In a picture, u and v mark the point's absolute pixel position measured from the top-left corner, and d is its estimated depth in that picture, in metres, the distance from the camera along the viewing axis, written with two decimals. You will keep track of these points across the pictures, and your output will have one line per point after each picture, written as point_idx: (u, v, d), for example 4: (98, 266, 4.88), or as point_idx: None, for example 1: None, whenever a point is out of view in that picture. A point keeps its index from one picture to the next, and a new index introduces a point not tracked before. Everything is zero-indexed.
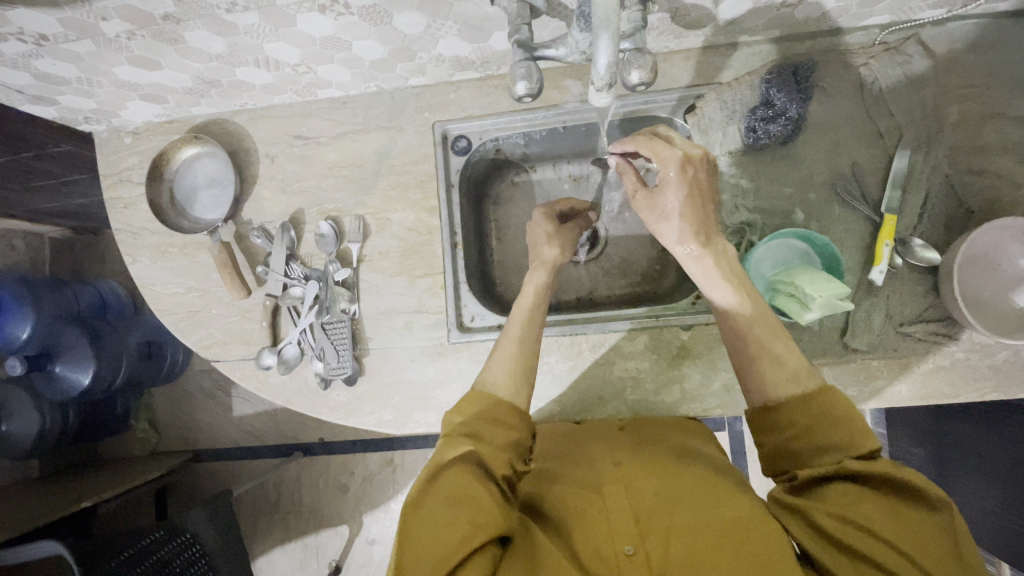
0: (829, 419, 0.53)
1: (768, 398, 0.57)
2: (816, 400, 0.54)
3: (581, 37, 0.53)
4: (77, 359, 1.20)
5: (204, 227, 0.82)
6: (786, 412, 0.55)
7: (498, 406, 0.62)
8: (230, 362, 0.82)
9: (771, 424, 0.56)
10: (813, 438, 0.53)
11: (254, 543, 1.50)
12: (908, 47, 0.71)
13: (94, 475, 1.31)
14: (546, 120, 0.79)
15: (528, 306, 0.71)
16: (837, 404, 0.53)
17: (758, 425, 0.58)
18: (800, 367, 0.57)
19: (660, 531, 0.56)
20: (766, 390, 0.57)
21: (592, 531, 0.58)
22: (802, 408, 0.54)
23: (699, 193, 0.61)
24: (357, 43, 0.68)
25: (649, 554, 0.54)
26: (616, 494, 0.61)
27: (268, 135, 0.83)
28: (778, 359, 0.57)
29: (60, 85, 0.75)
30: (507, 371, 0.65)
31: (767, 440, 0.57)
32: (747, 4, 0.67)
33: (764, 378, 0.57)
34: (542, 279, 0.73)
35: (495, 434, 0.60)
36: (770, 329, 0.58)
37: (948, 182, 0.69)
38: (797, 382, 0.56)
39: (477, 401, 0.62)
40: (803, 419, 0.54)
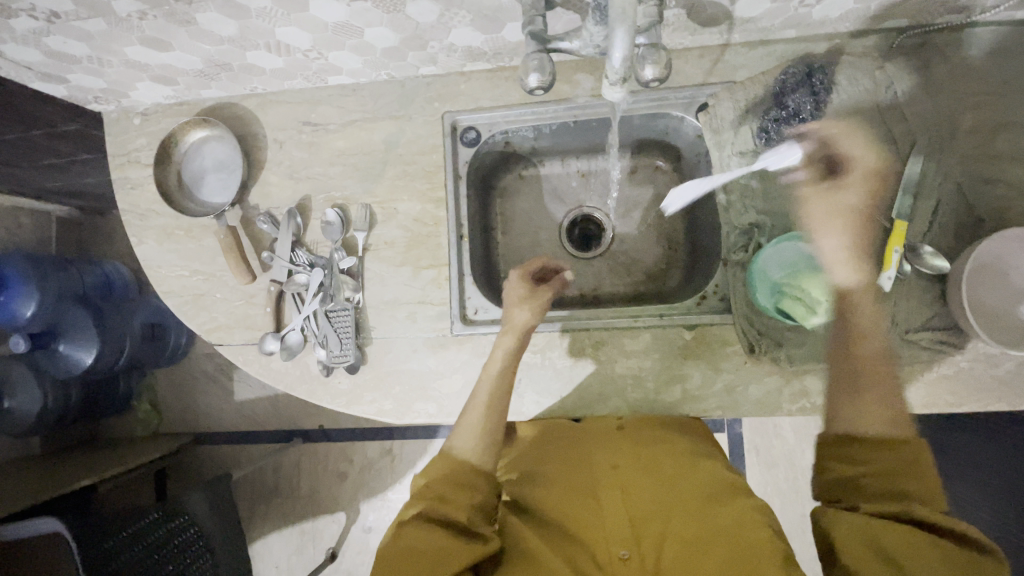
0: (910, 468, 0.55)
1: (858, 430, 0.59)
2: (900, 447, 0.56)
3: (595, 31, 0.53)
4: (80, 338, 1.23)
5: (211, 211, 0.83)
6: (874, 447, 0.57)
7: (461, 471, 0.66)
8: (233, 346, 0.82)
9: (854, 456, 0.58)
10: (887, 480, 0.55)
11: (252, 527, 1.51)
12: (924, 53, 0.71)
13: (94, 454, 1.32)
14: (555, 114, 0.79)
15: (495, 372, 0.70)
16: (921, 457, 0.55)
17: (832, 448, 0.60)
18: (896, 411, 0.59)
19: (652, 536, 0.64)
20: (859, 422, 0.59)
21: (591, 536, 0.65)
22: (882, 450, 0.56)
23: (867, 208, 0.66)
24: (368, 30, 0.68)
25: (642, 559, 0.62)
26: (613, 500, 0.68)
27: (277, 121, 0.83)
28: (880, 402, 0.59)
29: (70, 63, 0.75)
30: (473, 432, 0.68)
31: (838, 468, 0.59)
32: (764, 3, 0.66)
33: (861, 410, 0.59)
34: (511, 344, 0.72)
35: (457, 497, 0.64)
36: (875, 368, 0.60)
37: (960, 190, 0.69)
38: (891, 421, 0.58)
39: (443, 470, 0.67)
40: (890, 460, 0.56)
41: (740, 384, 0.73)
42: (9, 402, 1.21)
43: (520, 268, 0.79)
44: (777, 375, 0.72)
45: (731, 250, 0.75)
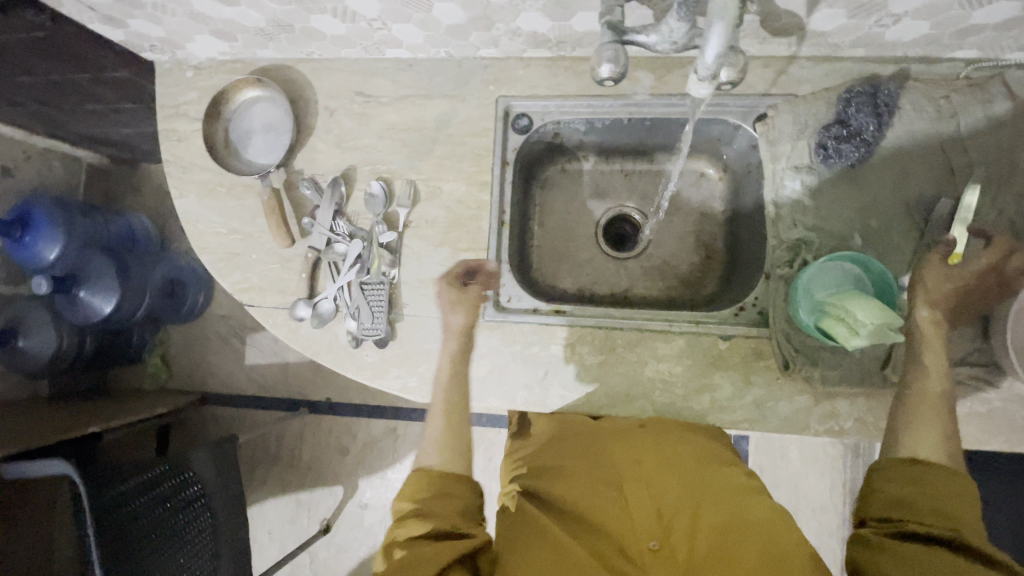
0: (964, 498, 0.55)
1: (915, 454, 0.59)
2: (958, 479, 0.56)
3: (677, 27, 0.52)
4: (104, 286, 1.22)
5: (256, 171, 0.82)
6: (931, 470, 0.57)
7: (436, 484, 0.67)
8: (263, 309, 0.82)
9: (905, 475, 0.58)
10: (939, 503, 0.55)
11: (249, 492, 1.52)
12: (993, 85, 0.69)
13: (103, 403, 1.33)
14: (612, 110, 0.78)
15: (444, 380, 0.72)
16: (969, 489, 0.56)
17: (882, 470, 0.60)
18: (953, 448, 0.59)
19: (682, 530, 0.60)
20: (917, 447, 0.60)
21: (618, 526, 0.62)
22: (943, 477, 0.56)
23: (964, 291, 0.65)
24: (438, 5, 0.68)
25: (673, 551, 0.58)
26: (637, 492, 0.65)
27: (330, 88, 0.82)
28: (939, 434, 0.59)
29: (135, 8, 0.75)
30: (437, 445, 0.71)
31: (886, 485, 0.59)
32: (840, 18, 0.66)
33: (920, 436, 0.60)
34: (454, 348, 0.73)
35: (439, 508, 0.65)
36: (933, 404, 0.61)
37: (1012, 226, 0.68)
38: (948, 455, 0.59)
39: (420, 485, 0.68)
40: (944, 485, 0.56)
41: (770, 400, 0.72)
42: (23, 341, 1.21)
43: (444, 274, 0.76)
44: (807, 395, 0.72)
45: (775, 265, 0.73)
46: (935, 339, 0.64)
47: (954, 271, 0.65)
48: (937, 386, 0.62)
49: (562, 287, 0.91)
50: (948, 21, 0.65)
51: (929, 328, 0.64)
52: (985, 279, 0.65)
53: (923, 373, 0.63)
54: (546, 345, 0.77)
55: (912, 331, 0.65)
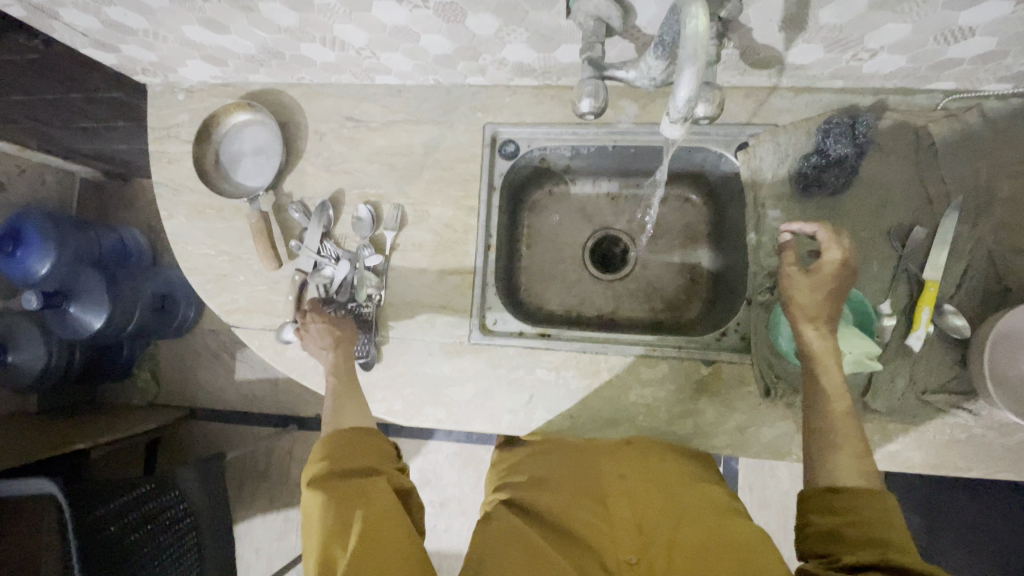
0: (888, 522, 0.55)
1: (835, 482, 0.58)
2: (878, 500, 0.56)
3: (654, 64, 0.53)
4: (93, 301, 1.21)
5: (245, 193, 0.83)
6: (853, 496, 0.56)
7: (351, 439, 0.68)
8: (250, 330, 0.82)
9: (831, 507, 0.57)
10: (866, 529, 0.54)
11: (236, 508, 1.51)
12: (969, 115, 0.70)
13: (90, 418, 1.32)
14: (596, 137, 0.79)
15: (339, 376, 0.75)
16: (893, 513, 0.55)
17: (809, 505, 0.59)
18: (868, 467, 0.59)
19: (662, 544, 0.61)
20: (835, 474, 0.59)
21: (599, 539, 0.64)
22: (864, 501, 0.56)
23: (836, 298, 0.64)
24: (425, 37, 0.69)
25: (651, 564, 0.60)
26: (621, 506, 0.67)
27: (320, 113, 0.83)
28: (854, 455, 0.59)
29: (127, 35, 0.76)
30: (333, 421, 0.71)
31: (816, 521, 0.58)
32: (818, 52, 0.68)
33: (837, 463, 0.59)
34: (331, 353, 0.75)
35: (351, 460, 0.66)
36: (841, 422, 0.60)
37: (990, 256, 0.69)
38: (864, 477, 0.58)
39: (331, 436, 0.68)
40: (864, 510, 0.55)
41: (753, 424, 0.73)
42: (13, 356, 1.21)
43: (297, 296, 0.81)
44: (790, 421, 0.72)
45: (756, 291, 0.74)
46: (827, 357, 0.63)
47: (815, 279, 0.65)
48: (841, 405, 0.61)
49: (548, 309, 0.91)
50: (923, 56, 0.66)
51: (819, 346, 0.63)
52: (844, 274, 0.65)
53: (825, 393, 0.62)
54: (531, 368, 0.77)
55: (810, 355, 0.64)
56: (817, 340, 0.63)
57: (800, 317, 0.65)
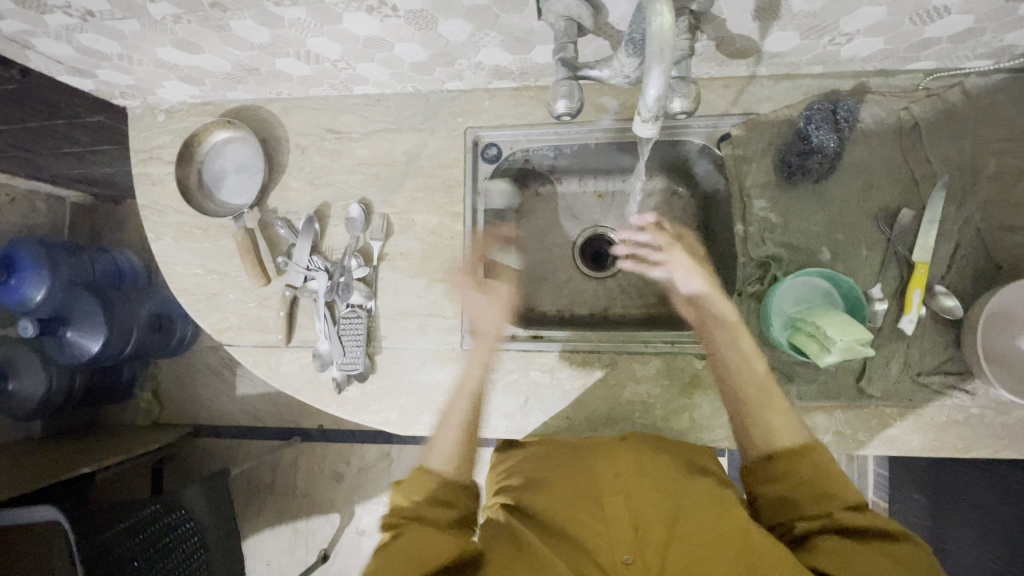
0: (825, 473, 0.63)
1: (770, 448, 0.66)
2: (812, 455, 0.64)
3: (627, 62, 0.54)
4: (91, 327, 1.21)
5: (229, 212, 0.83)
6: (791, 462, 0.64)
7: (439, 487, 0.69)
8: (243, 348, 0.82)
9: (773, 474, 0.65)
10: (811, 490, 0.62)
11: (245, 523, 1.51)
12: (951, 94, 0.70)
13: (94, 441, 1.32)
14: (578, 136, 0.79)
15: (470, 389, 0.74)
16: (827, 460, 0.64)
17: (757, 475, 0.67)
18: (796, 423, 0.66)
19: (657, 544, 0.61)
20: (770, 440, 0.66)
21: (595, 541, 0.63)
22: (800, 462, 0.64)
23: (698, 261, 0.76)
24: (399, 45, 0.69)
25: (646, 564, 0.59)
26: (617, 505, 0.66)
27: (300, 126, 0.83)
28: (782, 415, 0.66)
29: (101, 60, 0.76)
30: (451, 453, 0.72)
31: (764, 490, 0.66)
32: (794, 39, 0.67)
33: (768, 430, 0.66)
34: (483, 358, 0.76)
35: (433, 509, 0.67)
36: (755, 375, 0.68)
37: (979, 235, 0.69)
38: (795, 434, 0.66)
39: (429, 485, 0.69)
40: (803, 470, 0.63)
41: None
42: (13, 384, 1.21)
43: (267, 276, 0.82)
44: None
45: (746, 282, 0.74)
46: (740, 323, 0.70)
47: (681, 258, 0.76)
48: (760, 367, 0.68)
49: (541, 309, 0.91)
50: (900, 37, 0.66)
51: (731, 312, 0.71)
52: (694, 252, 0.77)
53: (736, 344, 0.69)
54: (525, 371, 0.77)
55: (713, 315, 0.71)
56: (725, 305, 0.71)
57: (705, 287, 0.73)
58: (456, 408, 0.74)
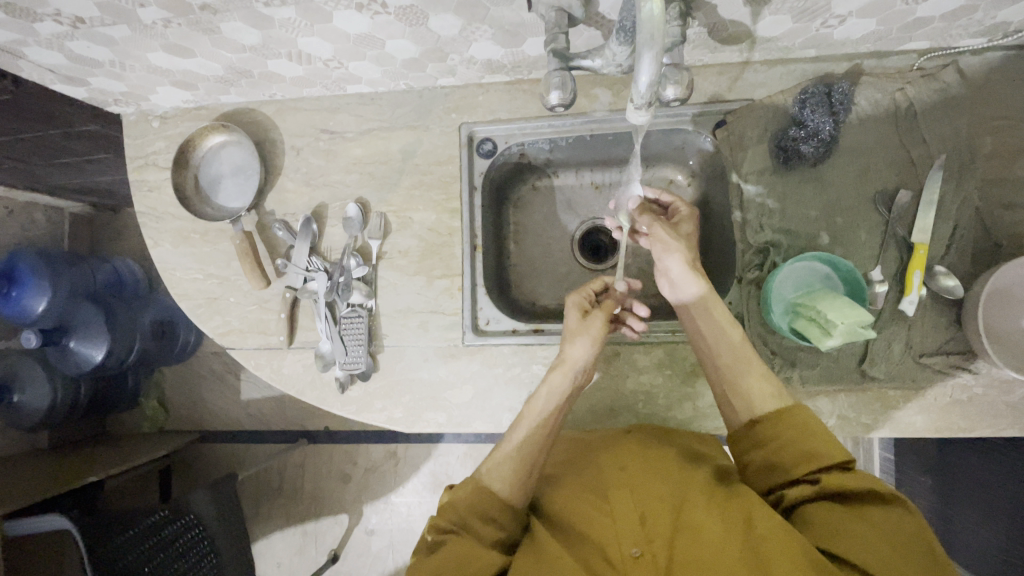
0: (811, 432, 0.60)
1: (754, 415, 0.64)
2: (794, 418, 0.61)
3: (619, 51, 0.54)
4: (93, 336, 1.22)
5: (227, 216, 0.83)
6: (769, 427, 0.62)
7: (489, 503, 0.64)
8: (245, 351, 0.82)
9: (756, 438, 0.63)
10: (795, 453, 0.59)
11: (254, 527, 1.51)
12: (946, 74, 0.70)
13: (101, 450, 1.32)
14: (573, 128, 0.79)
15: (547, 410, 0.69)
16: (812, 422, 0.61)
17: (740, 445, 0.65)
18: (777, 387, 0.65)
19: (665, 534, 0.59)
20: (752, 408, 0.64)
21: (601, 534, 0.61)
22: (781, 425, 0.61)
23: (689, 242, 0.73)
24: (390, 42, 0.69)
25: (655, 557, 0.57)
26: (623, 499, 0.64)
27: (295, 128, 0.83)
28: (760, 377, 0.65)
29: (93, 67, 0.76)
30: (510, 474, 0.66)
31: (752, 457, 0.63)
32: (786, 24, 0.67)
33: (750, 398, 0.65)
34: (561, 380, 0.70)
35: (479, 525, 0.63)
36: (732, 343, 0.67)
37: (977, 215, 0.68)
38: (775, 396, 0.64)
39: (477, 493, 0.64)
40: (786, 433, 0.60)
41: None
42: (18, 396, 1.21)
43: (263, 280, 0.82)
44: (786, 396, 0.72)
45: (746, 269, 0.74)
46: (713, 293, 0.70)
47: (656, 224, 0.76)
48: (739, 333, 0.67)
49: (542, 304, 0.91)
50: (893, 18, 0.65)
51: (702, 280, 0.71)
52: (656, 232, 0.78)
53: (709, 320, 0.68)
54: (527, 365, 0.77)
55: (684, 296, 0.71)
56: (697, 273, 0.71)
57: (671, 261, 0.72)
58: (519, 428, 0.69)
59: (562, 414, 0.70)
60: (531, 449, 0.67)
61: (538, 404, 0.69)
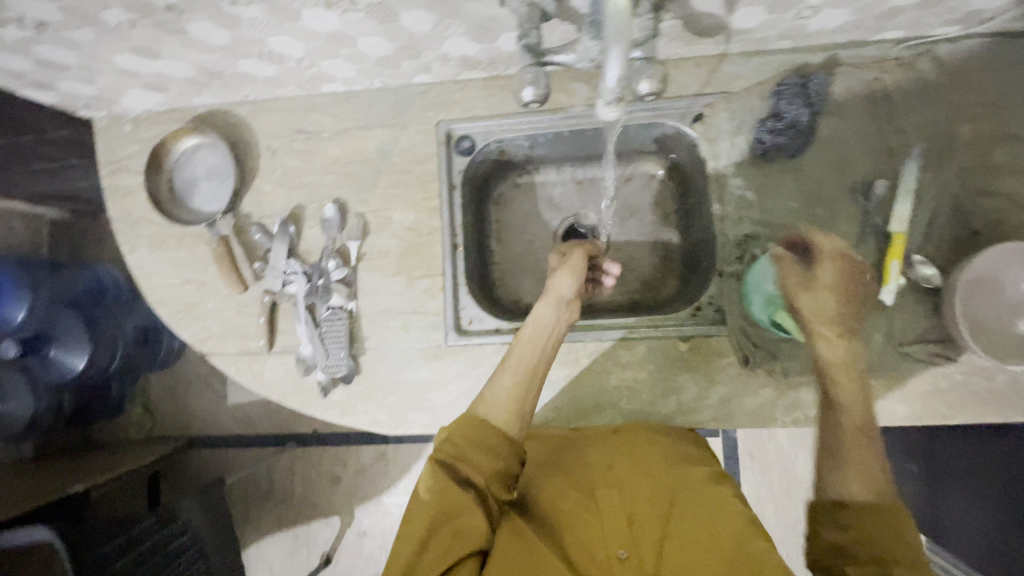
0: (901, 536, 0.53)
1: (843, 496, 0.57)
2: (889, 516, 0.54)
3: (590, 46, 0.53)
4: (74, 341, 1.20)
5: (203, 220, 0.81)
6: (860, 514, 0.55)
7: (485, 432, 0.61)
8: (225, 356, 0.81)
9: (842, 522, 0.56)
10: (876, 544, 0.53)
11: (246, 532, 1.50)
12: (921, 62, 0.70)
13: (86, 459, 1.31)
14: (552, 123, 0.79)
15: (541, 328, 0.68)
16: (904, 525, 0.54)
17: (817, 516, 0.58)
18: (881, 482, 0.58)
19: (652, 537, 0.61)
20: (843, 489, 0.58)
21: (587, 534, 0.63)
22: (875, 518, 0.54)
23: (851, 287, 0.67)
24: (362, 40, 0.68)
25: (641, 560, 0.60)
26: (610, 498, 0.66)
27: (270, 128, 0.82)
28: (862, 467, 0.58)
29: (60, 71, 0.74)
30: (506, 400, 0.64)
31: (828, 535, 0.56)
32: (761, 15, 0.67)
33: (846, 478, 0.58)
34: (551, 304, 0.70)
35: (478, 458, 0.60)
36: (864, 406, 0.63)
37: (956, 203, 0.68)
38: (877, 492, 0.56)
39: (472, 422, 0.62)
40: (877, 528, 0.54)
41: (736, 396, 0.72)
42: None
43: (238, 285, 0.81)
44: (771, 388, 0.72)
45: (726, 261, 0.75)
46: (818, 320, 0.66)
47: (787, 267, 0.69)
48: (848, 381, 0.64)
49: (526, 301, 0.91)
50: (866, 8, 0.65)
51: (812, 312, 0.66)
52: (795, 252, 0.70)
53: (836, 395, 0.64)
54: None
55: (824, 360, 0.66)
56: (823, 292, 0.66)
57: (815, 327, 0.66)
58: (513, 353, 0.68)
59: (558, 338, 0.69)
60: (521, 371, 0.66)
61: (526, 331, 0.68)
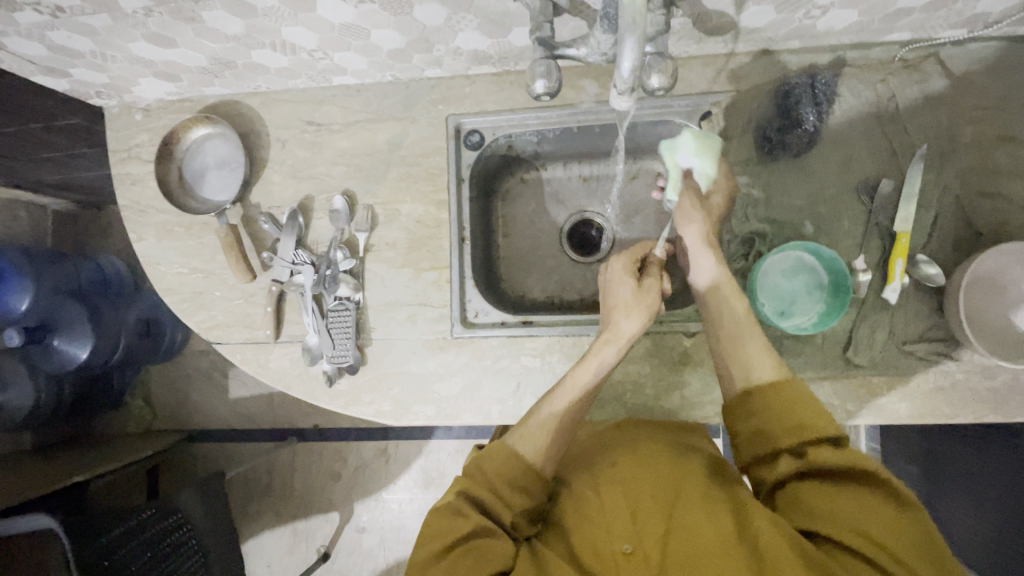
0: (804, 408, 0.58)
1: (749, 383, 0.62)
2: (785, 393, 0.60)
3: (603, 39, 0.54)
4: (77, 334, 1.18)
5: (211, 209, 0.82)
6: (764, 398, 0.60)
7: (518, 471, 0.63)
8: (231, 345, 0.81)
9: (749, 408, 0.61)
10: (785, 422, 0.58)
11: (244, 527, 1.50)
12: (927, 65, 0.71)
13: (86, 450, 1.31)
14: (560, 119, 0.79)
15: (596, 376, 0.67)
16: (803, 397, 0.59)
17: (733, 413, 0.63)
18: (777, 361, 0.63)
19: (657, 533, 0.58)
20: (750, 376, 0.63)
21: (591, 531, 0.61)
22: (773, 397, 0.60)
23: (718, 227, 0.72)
24: (375, 32, 0.69)
25: (646, 554, 0.57)
26: (614, 493, 0.63)
27: (280, 119, 0.83)
28: (760, 348, 0.64)
29: (75, 58, 0.75)
30: (543, 443, 0.65)
31: (743, 427, 0.62)
32: (770, 14, 0.68)
33: (750, 365, 0.63)
34: (612, 354, 0.67)
35: (509, 494, 0.62)
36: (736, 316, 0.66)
37: (958, 203, 0.69)
38: (776, 369, 0.62)
39: (507, 463, 0.63)
40: (776, 404, 0.59)
41: None
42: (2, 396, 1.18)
43: (244, 279, 0.81)
44: None
45: (732, 258, 0.75)
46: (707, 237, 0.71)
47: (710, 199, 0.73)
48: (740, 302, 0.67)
49: (531, 297, 0.91)
50: (874, 9, 0.66)
51: (694, 218, 0.72)
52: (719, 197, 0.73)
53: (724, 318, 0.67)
54: (516, 357, 0.76)
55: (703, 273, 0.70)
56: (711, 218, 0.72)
57: (726, 292, 0.68)
58: (553, 408, 0.66)
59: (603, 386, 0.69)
60: (564, 417, 0.66)
61: (577, 378, 0.67)
